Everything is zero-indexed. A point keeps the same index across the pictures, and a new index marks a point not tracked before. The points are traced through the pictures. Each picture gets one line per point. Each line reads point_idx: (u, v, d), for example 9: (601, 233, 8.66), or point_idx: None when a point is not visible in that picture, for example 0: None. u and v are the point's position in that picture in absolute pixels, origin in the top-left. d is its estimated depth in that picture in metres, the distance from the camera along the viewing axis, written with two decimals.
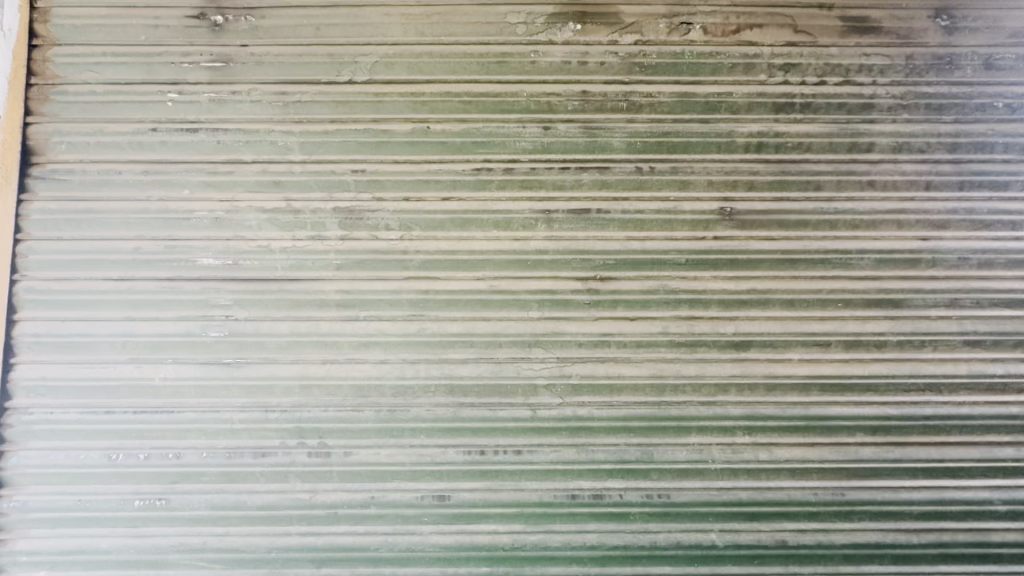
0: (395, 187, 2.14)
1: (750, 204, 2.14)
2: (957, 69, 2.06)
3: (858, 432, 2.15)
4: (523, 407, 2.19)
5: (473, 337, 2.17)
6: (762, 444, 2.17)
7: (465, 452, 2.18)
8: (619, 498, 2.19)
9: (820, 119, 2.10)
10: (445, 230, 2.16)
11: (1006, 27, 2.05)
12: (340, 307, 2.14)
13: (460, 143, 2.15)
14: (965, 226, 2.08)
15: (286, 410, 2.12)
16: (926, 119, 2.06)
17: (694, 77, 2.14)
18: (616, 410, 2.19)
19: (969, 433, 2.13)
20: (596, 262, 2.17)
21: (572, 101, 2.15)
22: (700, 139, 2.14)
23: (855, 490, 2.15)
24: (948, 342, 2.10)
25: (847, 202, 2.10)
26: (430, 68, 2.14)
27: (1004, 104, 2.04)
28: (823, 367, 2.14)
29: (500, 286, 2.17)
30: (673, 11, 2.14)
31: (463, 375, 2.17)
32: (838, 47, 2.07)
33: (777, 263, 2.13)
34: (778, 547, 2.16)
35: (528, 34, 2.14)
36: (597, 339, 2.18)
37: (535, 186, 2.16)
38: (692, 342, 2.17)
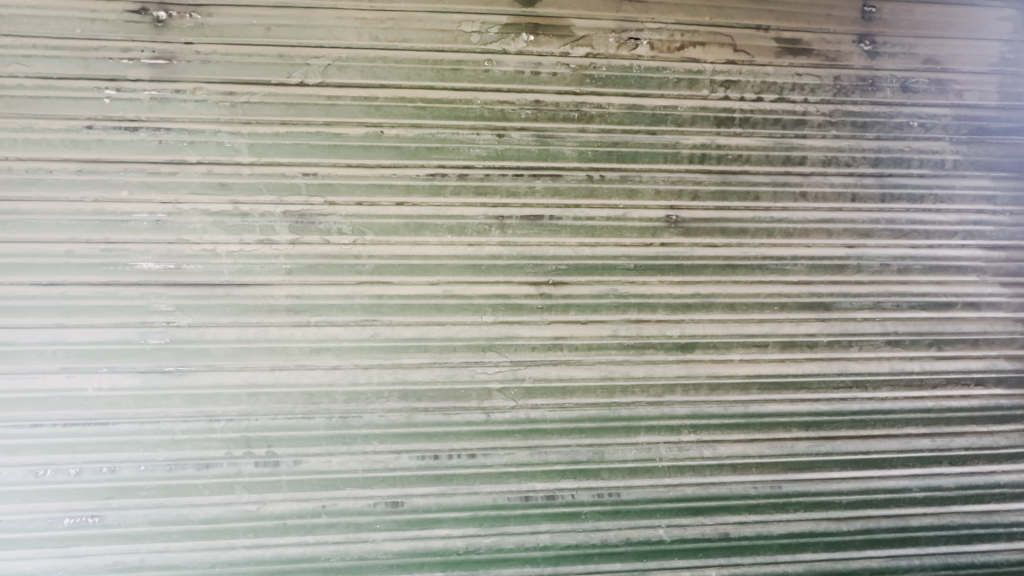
0: (349, 191, 1.79)
1: (692, 213, 1.89)
2: (879, 91, 1.95)
3: (793, 427, 1.91)
4: (477, 411, 1.82)
5: (428, 342, 1.81)
6: (705, 440, 1.89)
7: (420, 457, 1.81)
8: (570, 498, 1.84)
9: (759, 134, 1.91)
10: (399, 235, 1.81)
11: (920, 54, 1.97)
12: (290, 311, 1.78)
13: (414, 148, 1.80)
14: (885, 236, 1.95)
15: (232, 418, 1.77)
16: (852, 136, 1.94)
17: (643, 90, 1.87)
18: (569, 411, 1.84)
19: (892, 428, 1.94)
20: (549, 267, 1.84)
21: (525, 109, 1.83)
22: (647, 150, 1.88)
23: (791, 484, 1.91)
24: (873, 342, 1.92)
25: (782, 212, 1.91)
26: (385, 73, 1.79)
27: (920, 123, 1.96)
28: (762, 367, 1.90)
29: (454, 290, 1.82)
30: (624, 26, 1.86)
31: (418, 380, 1.81)
32: (774, 67, 1.91)
33: (720, 269, 1.89)
34: (723, 540, 1.87)
35: (483, 43, 1.82)
36: (548, 344, 1.84)
37: (489, 193, 1.83)
38: (640, 344, 1.86)
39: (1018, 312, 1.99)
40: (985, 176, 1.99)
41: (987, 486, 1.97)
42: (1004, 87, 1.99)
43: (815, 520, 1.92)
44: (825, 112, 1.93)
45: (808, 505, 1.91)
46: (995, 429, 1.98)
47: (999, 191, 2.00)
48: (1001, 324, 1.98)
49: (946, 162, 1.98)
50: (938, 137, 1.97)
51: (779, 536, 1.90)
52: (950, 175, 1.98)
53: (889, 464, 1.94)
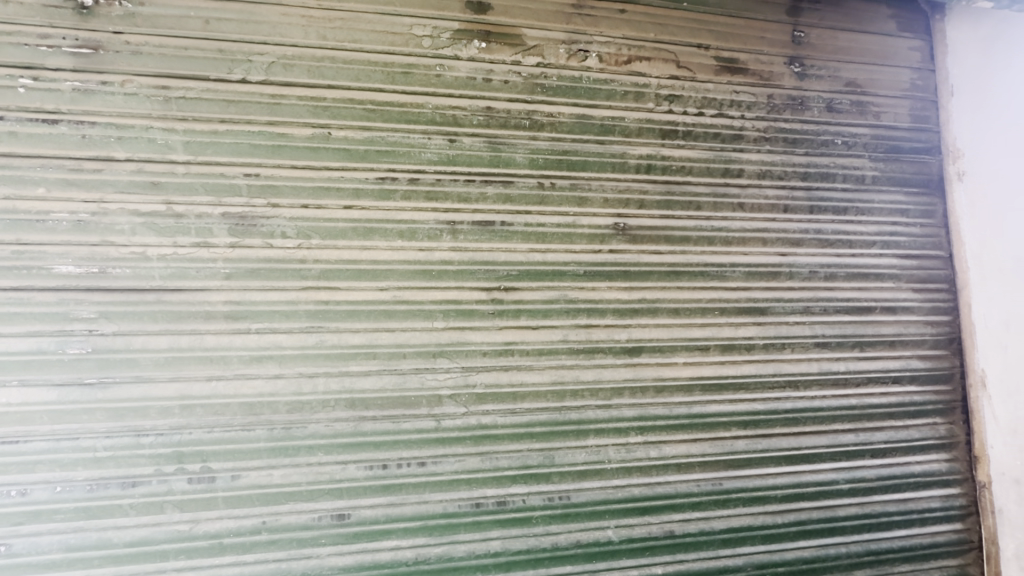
0: (294, 193, 1.73)
1: (639, 220, 1.95)
2: (808, 110, 2.10)
3: (732, 426, 2.00)
4: (427, 419, 1.79)
5: (377, 349, 1.77)
6: (651, 441, 1.94)
7: (368, 467, 1.76)
8: (521, 503, 1.84)
9: (700, 146, 2.00)
10: (347, 238, 1.76)
11: (843, 77, 2.15)
12: (228, 318, 1.70)
13: (363, 151, 1.77)
14: (814, 245, 2.09)
15: (162, 432, 1.66)
16: (784, 151, 2.07)
17: (592, 100, 1.93)
18: (519, 416, 1.85)
19: (821, 424, 2.07)
20: (500, 273, 1.85)
21: (477, 116, 1.84)
22: (596, 159, 1.93)
23: (732, 481, 1.99)
24: (803, 344, 2.05)
25: (722, 222, 2.02)
26: (333, 73, 1.75)
27: (842, 141, 2.12)
28: (704, 369, 1.98)
29: (405, 296, 1.79)
30: (573, 38, 1.91)
31: (366, 388, 1.76)
32: (714, 84, 2.01)
33: (665, 276, 1.96)
34: (668, 538, 1.93)
35: (435, 47, 1.81)
36: (499, 349, 1.84)
37: (440, 198, 1.82)
38: (589, 349, 1.90)
39: (928, 315, 2.19)
40: (899, 191, 2.18)
41: (904, 476, 2.13)
42: (914, 111, 2.21)
43: (753, 514, 2.00)
44: (760, 128, 2.05)
45: (747, 501, 2.00)
46: (910, 423, 2.15)
47: (911, 205, 2.19)
48: (914, 327, 2.17)
49: (867, 178, 2.15)
50: (859, 155, 2.14)
51: (720, 531, 1.97)
52: (870, 190, 2.15)
53: (819, 459, 2.07)
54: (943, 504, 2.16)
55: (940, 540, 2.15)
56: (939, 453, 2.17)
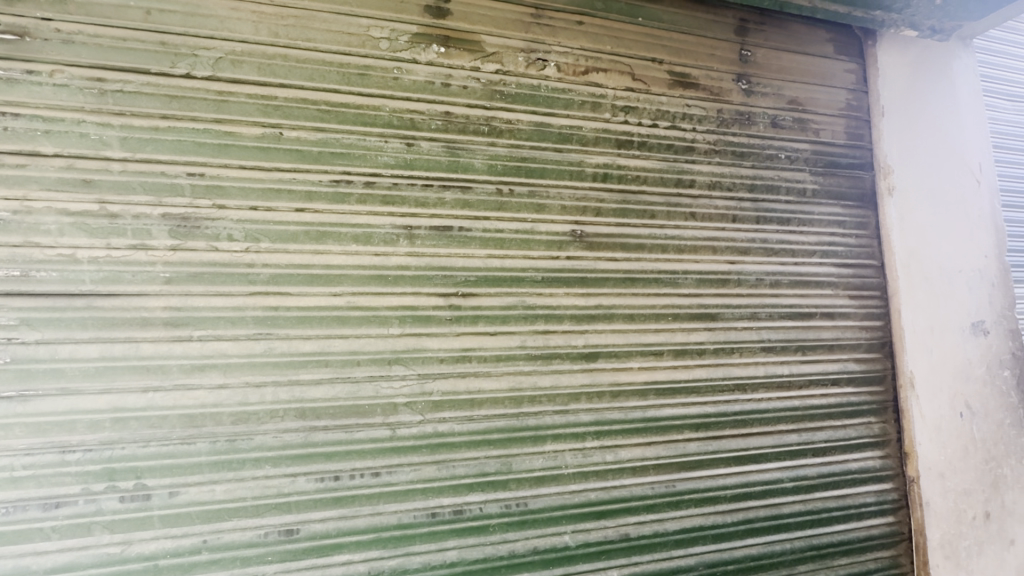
0: (242, 195, 1.66)
1: (596, 228, 1.99)
2: (755, 125, 2.21)
3: (685, 429, 2.05)
4: (382, 428, 1.75)
5: (329, 356, 1.71)
6: (607, 445, 1.96)
7: (319, 479, 1.69)
8: (477, 511, 1.82)
9: (654, 157, 2.07)
10: (299, 242, 1.70)
11: (786, 95, 2.27)
12: (167, 325, 1.60)
13: (316, 152, 1.72)
14: (760, 254, 2.19)
15: (91, 447, 1.54)
16: (733, 164, 2.17)
17: (550, 109, 1.96)
18: (476, 424, 1.83)
19: (768, 425, 2.15)
20: (458, 278, 1.84)
21: (435, 120, 1.83)
22: (554, 167, 1.95)
23: (684, 482, 2.03)
24: (750, 349, 2.14)
25: (675, 230, 2.08)
26: (285, 71, 1.70)
27: (786, 156, 2.24)
28: (658, 373, 2.03)
29: (359, 302, 1.75)
30: (532, 47, 1.94)
31: (316, 398, 1.70)
32: (667, 97, 2.09)
33: (621, 282, 2.00)
34: (623, 540, 1.95)
35: (392, 50, 1.80)
36: (456, 356, 1.82)
37: (396, 202, 1.79)
38: (547, 354, 1.91)
39: (863, 321, 2.33)
40: (837, 204, 2.33)
41: (843, 474, 2.25)
42: (849, 129, 2.37)
43: (705, 515, 2.05)
44: (710, 141, 2.14)
45: (698, 501, 2.04)
46: (848, 423, 2.28)
47: (847, 217, 2.34)
48: (850, 331, 2.30)
49: (808, 191, 2.27)
50: (801, 169, 2.27)
51: (673, 532, 2.00)
52: (810, 203, 2.28)
53: (766, 459, 2.14)
54: (878, 499, 2.28)
55: (876, 533, 2.27)
56: (874, 451, 2.30)
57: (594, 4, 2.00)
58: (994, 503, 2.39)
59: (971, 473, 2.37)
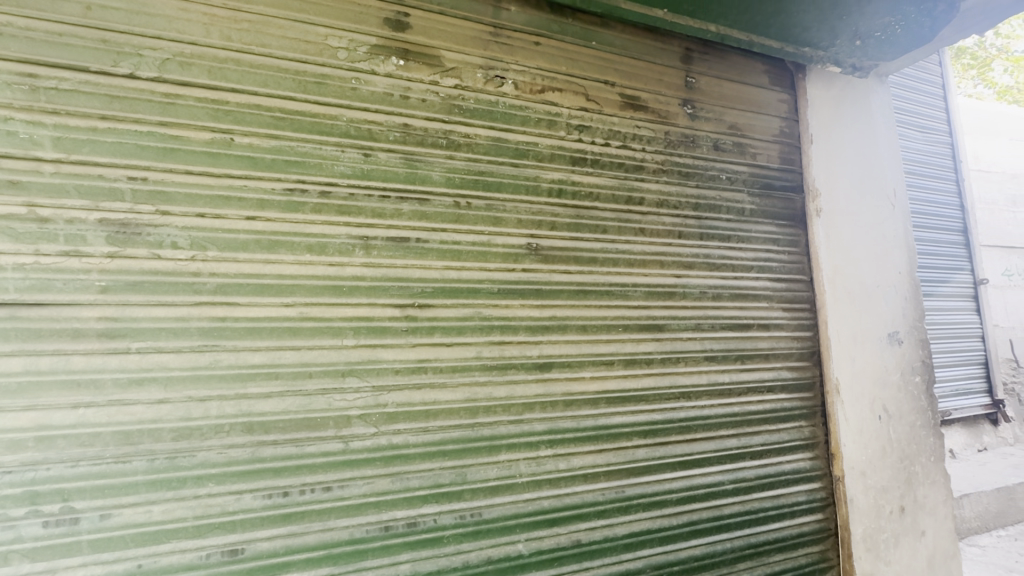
0: (188, 201, 1.61)
1: (550, 241, 2.05)
2: (699, 147, 2.36)
3: (634, 436, 2.12)
4: (334, 441, 1.71)
5: (280, 368, 1.67)
6: (560, 454, 2.00)
7: (266, 496, 1.61)
8: (432, 523, 1.79)
9: (606, 174, 2.17)
10: (249, 251, 1.66)
11: (726, 121, 2.45)
12: (101, 336, 1.51)
13: (269, 160, 1.69)
14: (704, 268, 2.32)
15: (10, 469, 1.41)
16: (679, 183, 2.30)
17: (507, 125, 2.02)
18: (431, 435, 1.82)
19: (711, 431, 2.27)
20: (414, 289, 1.84)
21: (393, 131, 1.85)
22: (511, 181, 2.01)
23: (634, 488, 2.09)
24: (694, 358, 2.26)
25: (626, 245, 2.18)
26: (238, 76, 1.67)
27: (726, 177, 2.41)
28: (609, 383, 2.10)
29: (312, 313, 1.71)
30: (489, 64, 2.01)
31: (265, 411, 1.64)
32: (618, 118, 2.21)
33: (574, 294, 2.07)
34: (576, 546, 1.97)
35: (350, 60, 1.81)
36: (412, 367, 1.82)
37: (353, 212, 1.78)
38: (502, 365, 1.94)
39: (793, 331, 2.52)
40: (772, 223, 2.51)
41: (778, 474, 2.39)
42: (782, 154, 2.57)
43: (654, 518, 2.11)
44: (658, 161, 2.27)
45: (647, 505, 2.10)
46: (782, 427, 2.44)
47: (781, 235, 2.53)
48: (783, 341, 2.48)
49: (746, 211, 2.45)
50: (739, 190, 2.44)
51: (623, 536, 2.05)
52: (748, 221, 2.45)
53: (709, 463, 2.25)
54: (809, 497, 2.45)
55: (808, 530, 2.42)
56: (804, 452, 2.47)
57: (549, 27, 2.10)
58: (908, 498, 2.63)
59: (888, 471, 2.60)
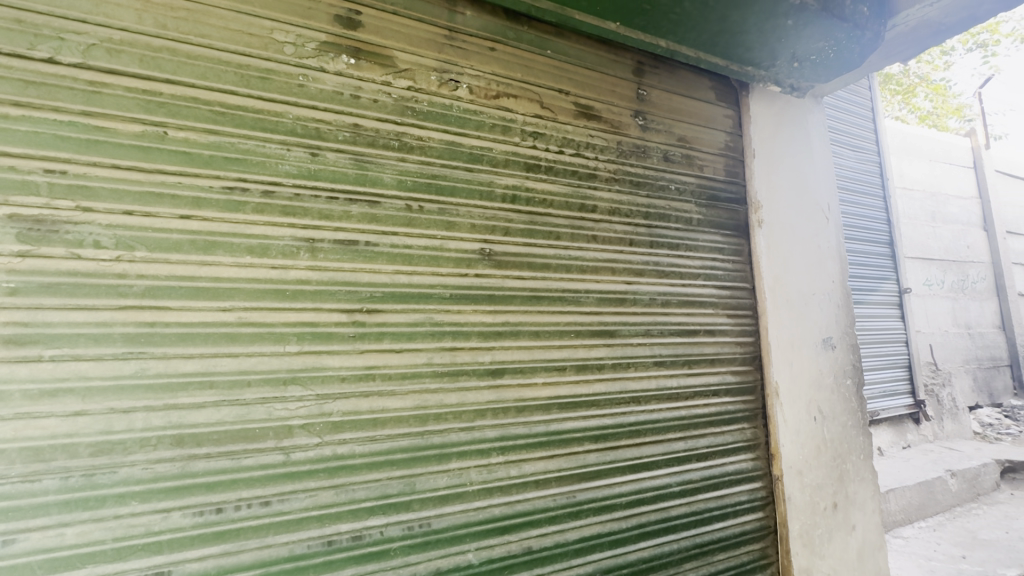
0: (114, 197, 1.50)
1: (504, 247, 2.05)
2: (649, 158, 2.43)
3: (585, 441, 2.14)
4: (274, 453, 1.62)
5: (215, 377, 1.57)
6: (511, 460, 1.98)
7: (196, 514, 1.51)
8: (378, 536, 1.72)
9: (560, 181, 2.19)
10: (183, 252, 1.56)
11: (675, 133, 2.54)
12: (8, 343, 1.37)
13: (207, 156, 1.61)
14: (654, 275, 2.39)
15: None
16: (630, 192, 2.36)
17: (462, 129, 2.01)
18: (379, 444, 1.76)
19: (659, 434, 2.32)
20: (363, 294, 1.79)
21: (343, 131, 1.80)
22: (465, 186, 1.99)
23: (584, 492, 2.10)
24: (643, 363, 2.31)
25: (578, 251, 2.20)
26: (173, 66, 1.58)
27: (675, 187, 2.49)
28: (561, 389, 2.11)
29: (251, 319, 1.63)
30: (444, 67, 2.00)
31: (198, 422, 1.54)
32: (572, 127, 2.25)
33: (527, 300, 2.07)
34: (526, 554, 1.96)
35: (298, 56, 1.75)
36: (359, 374, 1.76)
37: (298, 213, 1.71)
38: (453, 371, 1.91)
39: (737, 336, 2.62)
40: (717, 233, 2.62)
41: (722, 475, 2.47)
42: (727, 167, 2.69)
43: (603, 522, 2.13)
44: (611, 170, 2.32)
45: (597, 510, 2.12)
46: (726, 429, 2.52)
47: (725, 245, 2.63)
48: (727, 346, 2.58)
49: (693, 220, 2.54)
50: (688, 201, 2.53)
51: (573, 541, 2.05)
52: (695, 231, 2.54)
53: (658, 466, 2.29)
54: (750, 496, 2.54)
55: (749, 528, 2.51)
56: (746, 454, 2.57)
57: (504, 33, 2.12)
58: (841, 495, 2.78)
59: (823, 470, 2.74)
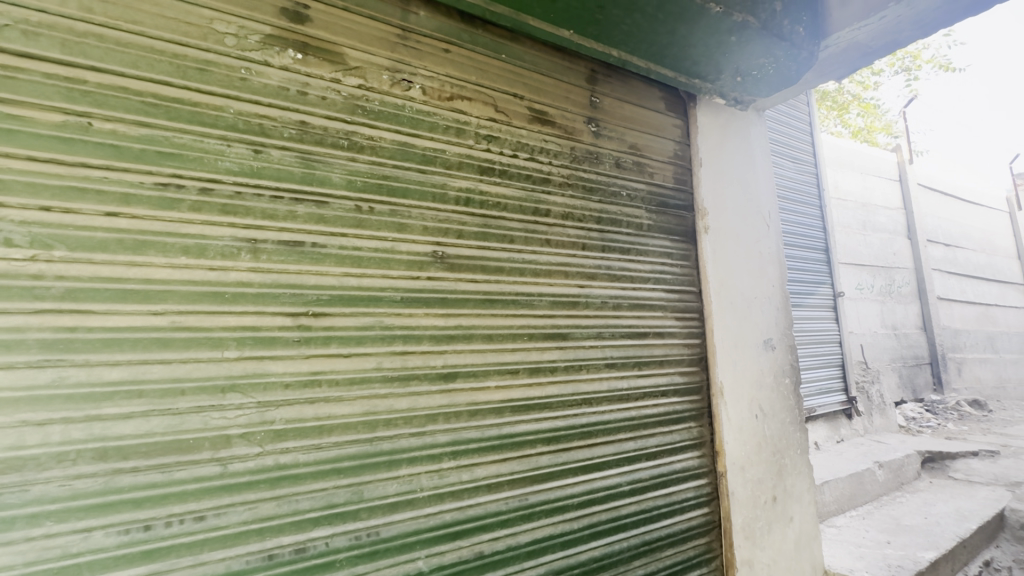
0: (30, 192, 1.38)
1: (457, 250, 2.03)
2: (602, 164, 2.49)
3: (537, 443, 2.15)
4: (210, 464, 1.54)
5: (145, 385, 1.48)
6: (463, 465, 1.96)
7: (122, 532, 1.41)
8: (323, 547, 1.67)
9: (514, 185, 2.21)
10: (109, 252, 1.46)
11: (627, 140, 2.61)
12: None
13: (137, 150, 1.51)
14: (606, 279, 2.44)
15: None
16: (583, 197, 2.40)
17: (414, 130, 1.99)
18: (325, 452, 1.70)
19: (610, 434, 2.36)
20: (309, 297, 1.73)
21: (288, 128, 1.74)
22: (417, 188, 1.97)
23: (536, 494, 2.11)
24: (595, 365, 2.35)
25: (532, 255, 2.22)
26: (101, 53, 1.49)
27: (626, 193, 2.56)
28: (514, 392, 2.12)
29: (187, 323, 1.54)
30: (396, 67, 1.96)
31: (123, 434, 1.44)
32: (526, 131, 2.27)
33: (480, 303, 2.06)
34: (477, 559, 1.94)
35: (240, 48, 1.68)
36: (305, 380, 1.70)
37: (238, 212, 1.64)
38: (404, 376, 1.87)
39: (685, 338, 2.71)
40: (666, 238, 2.70)
41: (670, 473, 2.54)
42: (676, 175, 2.79)
43: (555, 524, 2.14)
44: (564, 175, 2.36)
45: (549, 511, 2.13)
46: (674, 428, 2.60)
47: (674, 250, 2.72)
48: (676, 348, 2.66)
49: (644, 226, 2.61)
50: (638, 207, 2.60)
51: (525, 544, 2.06)
52: (646, 236, 2.62)
53: (609, 466, 2.34)
54: (696, 493, 2.63)
55: (695, 523, 2.60)
56: (693, 451, 2.66)
57: (459, 36, 2.12)
58: (780, 488, 2.93)
59: (763, 465, 2.88)
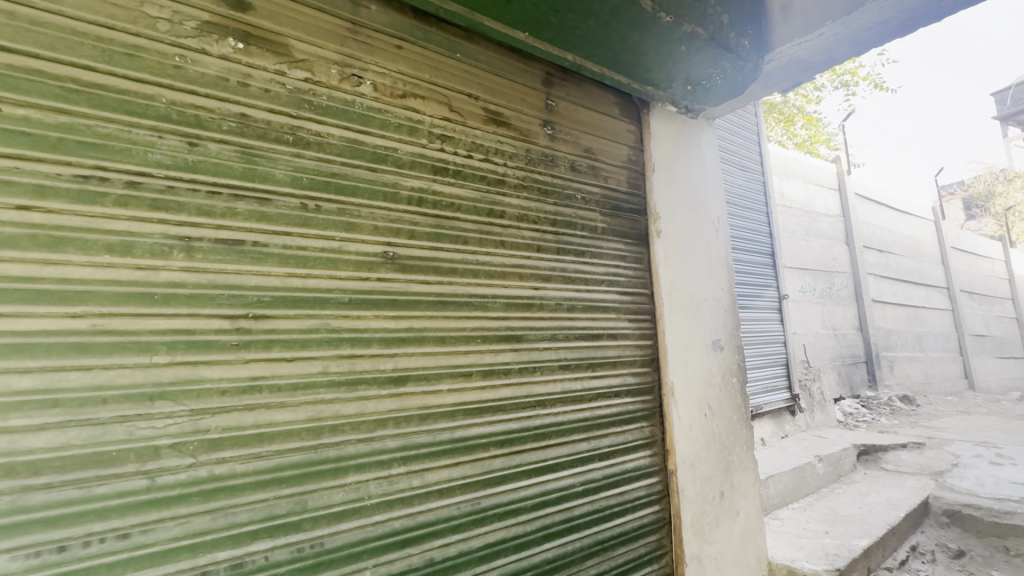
0: None
1: (408, 250, 1.99)
2: (557, 167, 2.50)
3: (490, 446, 2.13)
4: (136, 478, 1.43)
5: (60, 394, 1.36)
6: (413, 470, 1.92)
7: (31, 555, 1.29)
8: (262, 562, 1.58)
9: (468, 186, 2.19)
10: (19, 249, 1.34)
11: (581, 144, 2.64)
12: None
13: (54, 139, 1.40)
14: (561, 281, 2.45)
15: None
16: (538, 199, 2.41)
17: (365, 127, 1.93)
18: (264, 461, 1.62)
19: (564, 435, 2.38)
20: (249, 298, 1.64)
21: (228, 120, 1.65)
22: (367, 186, 1.91)
23: (489, 498, 2.09)
24: (549, 367, 2.36)
25: (486, 256, 2.20)
26: (12, 32, 1.37)
27: (580, 196, 2.58)
28: (467, 395, 2.09)
29: (110, 326, 1.43)
30: (346, 61, 1.90)
31: (34, 448, 1.32)
32: (481, 132, 2.25)
33: (432, 305, 2.03)
34: (427, 566, 1.90)
35: (174, 34, 1.58)
36: (243, 386, 1.61)
37: (170, 208, 1.54)
38: (352, 380, 1.81)
39: (637, 339, 2.76)
40: (620, 241, 2.74)
41: (622, 472, 2.58)
42: (629, 180, 2.84)
43: (508, 527, 2.13)
44: (519, 177, 2.36)
45: (502, 515, 2.12)
46: (626, 428, 2.65)
47: (627, 253, 2.77)
48: (629, 349, 2.71)
49: (598, 229, 2.65)
50: (593, 210, 2.63)
51: (477, 549, 2.03)
52: (600, 239, 2.65)
53: (562, 467, 2.35)
54: (647, 491, 2.68)
55: (646, 521, 2.65)
56: (645, 451, 2.71)
57: (412, 33, 2.07)
58: (727, 484, 3.03)
59: (711, 462, 2.97)
